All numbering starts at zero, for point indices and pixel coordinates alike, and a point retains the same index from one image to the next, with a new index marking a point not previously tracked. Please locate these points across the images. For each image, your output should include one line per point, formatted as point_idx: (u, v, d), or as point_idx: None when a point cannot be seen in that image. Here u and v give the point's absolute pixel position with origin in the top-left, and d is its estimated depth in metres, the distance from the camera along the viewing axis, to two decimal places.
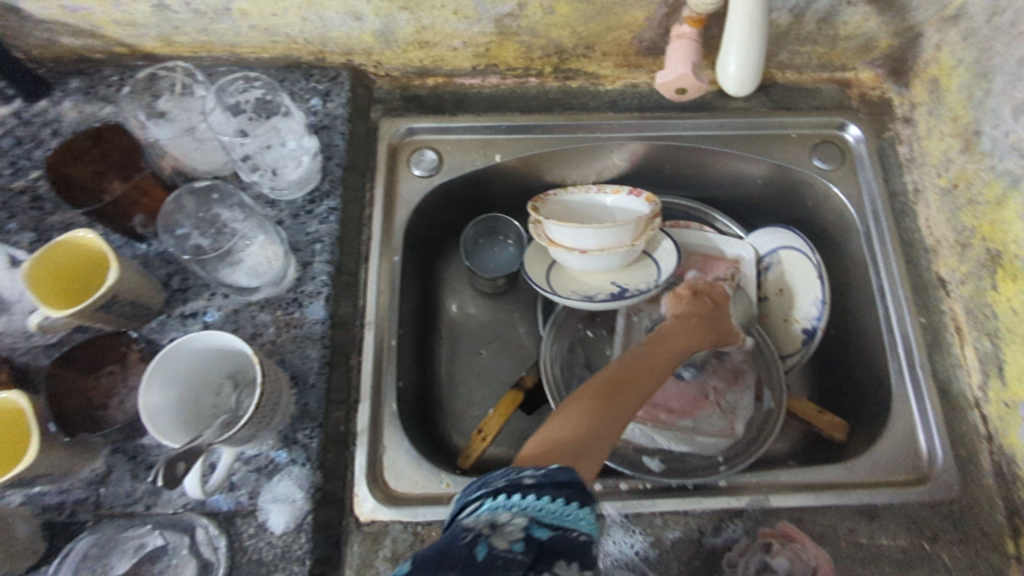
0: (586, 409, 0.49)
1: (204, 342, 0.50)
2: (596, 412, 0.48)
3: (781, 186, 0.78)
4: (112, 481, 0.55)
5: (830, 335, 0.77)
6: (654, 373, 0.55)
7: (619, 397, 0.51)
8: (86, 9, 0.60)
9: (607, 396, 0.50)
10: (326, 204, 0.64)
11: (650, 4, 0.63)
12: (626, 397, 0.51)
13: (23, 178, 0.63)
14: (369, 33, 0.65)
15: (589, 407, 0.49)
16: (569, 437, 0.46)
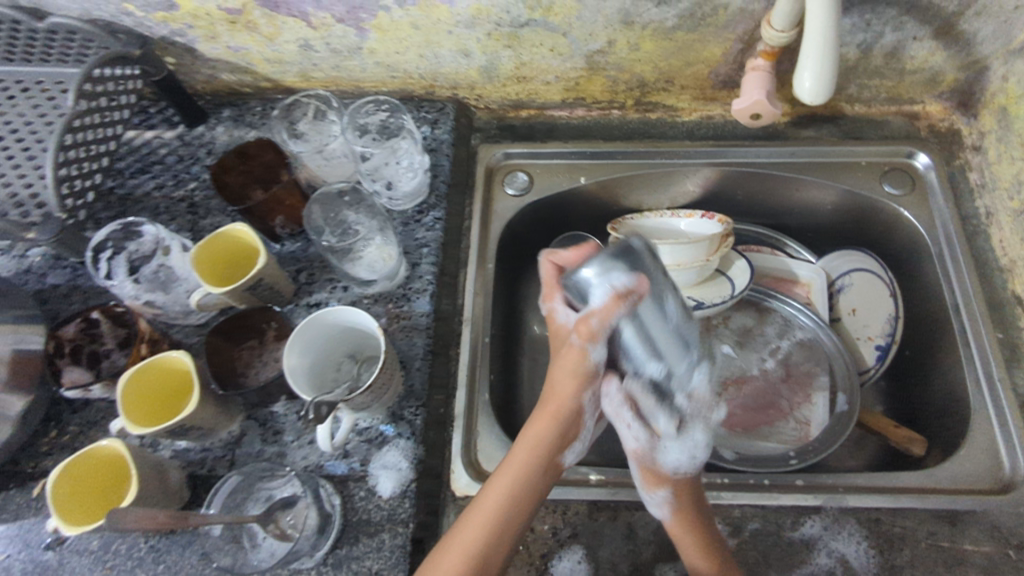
0: (495, 509, 0.54)
1: (334, 318, 0.58)
2: (498, 511, 0.54)
3: (850, 213, 0.82)
4: (245, 443, 0.63)
5: (904, 355, 0.79)
6: (526, 460, 0.56)
7: (500, 491, 0.55)
8: (246, 49, 0.72)
9: (512, 508, 0.54)
10: (433, 214, 0.73)
11: (727, 41, 0.70)
12: (516, 491, 0.55)
13: (184, 188, 0.75)
14: (475, 68, 0.75)
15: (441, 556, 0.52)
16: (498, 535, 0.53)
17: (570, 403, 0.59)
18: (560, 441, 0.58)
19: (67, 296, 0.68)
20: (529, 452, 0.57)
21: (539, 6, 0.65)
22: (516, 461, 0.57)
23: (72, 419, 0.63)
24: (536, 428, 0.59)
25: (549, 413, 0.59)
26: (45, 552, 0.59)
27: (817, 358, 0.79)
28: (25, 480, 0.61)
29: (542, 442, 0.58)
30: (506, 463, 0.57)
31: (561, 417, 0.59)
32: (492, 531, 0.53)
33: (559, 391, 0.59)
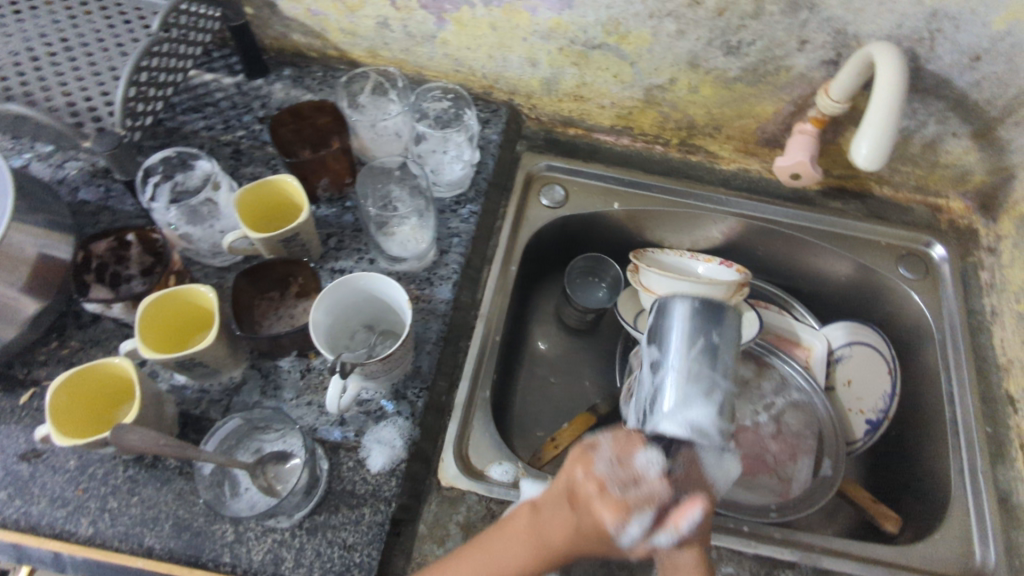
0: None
1: (363, 283, 0.58)
2: None
3: (862, 289, 0.85)
4: (243, 392, 0.62)
5: (891, 436, 0.81)
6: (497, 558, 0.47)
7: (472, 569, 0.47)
8: (324, 15, 0.74)
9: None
10: (469, 208, 0.74)
11: (781, 101, 0.74)
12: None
13: (231, 133, 0.75)
14: (538, 78, 0.78)
15: None
16: None
17: (584, 527, 0.44)
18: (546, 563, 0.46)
19: (94, 213, 0.67)
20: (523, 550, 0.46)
21: (615, 31, 0.69)
22: (495, 559, 0.47)
23: (75, 334, 0.62)
24: (547, 530, 0.46)
25: (565, 519, 0.45)
26: (18, 462, 0.57)
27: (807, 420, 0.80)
28: (14, 385, 0.60)
29: (543, 554, 0.46)
30: (486, 550, 0.48)
31: (572, 542, 0.45)
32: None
33: (590, 519, 0.44)
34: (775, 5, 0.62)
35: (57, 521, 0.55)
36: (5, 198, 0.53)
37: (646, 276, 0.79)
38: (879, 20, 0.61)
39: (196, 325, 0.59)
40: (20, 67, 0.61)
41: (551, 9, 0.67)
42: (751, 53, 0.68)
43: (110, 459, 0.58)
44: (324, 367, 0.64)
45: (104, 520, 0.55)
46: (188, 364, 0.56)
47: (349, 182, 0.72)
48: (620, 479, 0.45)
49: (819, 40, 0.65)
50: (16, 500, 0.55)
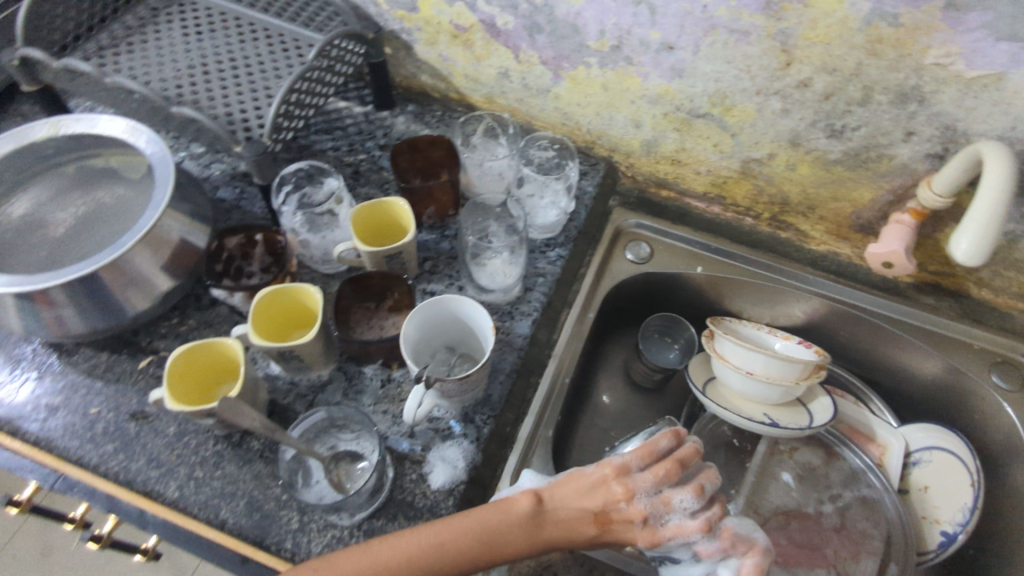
0: (448, 543, 0.50)
1: (452, 306, 0.63)
2: (462, 548, 0.50)
3: (950, 392, 0.81)
4: (327, 390, 0.66)
5: (968, 553, 0.76)
6: (537, 534, 0.52)
7: (429, 532, 0.51)
8: (453, 61, 0.82)
9: (479, 543, 0.51)
10: (557, 251, 0.78)
11: (880, 188, 0.74)
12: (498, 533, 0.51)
13: (353, 156, 0.82)
14: (639, 139, 0.82)
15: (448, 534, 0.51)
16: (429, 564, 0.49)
17: (600, 509, 0.53)
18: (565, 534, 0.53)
19: (228, 211, 0.75)
20: (515, 527, 0.52)
21: (721, 103, 0.72)
22: (508, 531, 0.52)
23: (193, 314, 0.70)
24: (571, 519, 0.53)
25: (577, 499, 0.54)
26: (128, 420, 0.63)
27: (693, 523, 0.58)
28: (136, 351, 0.67)
29: (559, 532, 0.53)
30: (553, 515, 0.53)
31: (593, 498, 0.54)
32: (426, 553, 0.50)
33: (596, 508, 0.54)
34: (884, 95, 0.64)
35: (149, 480, 0.60)
36: (166, 186, 0.62)
37: (720, 342, 0.80)
38: (991, 121, 0.62)
39: (301, 322, 0.65)
40: (193, 78, 0.71)
41: (662, 77, 0.72)
42: (855, 138, 0.69)
43: (203, 432, 0.63)
44: (403, 379, 0.68)
45: (189, 487, 0.60)
46: (287, 356, 0.61)
47: (451, 214, 0.78)
48: (655, 510, 0.53)
49: (926, 134, 0.66)
50: (120, 454, 0.61)
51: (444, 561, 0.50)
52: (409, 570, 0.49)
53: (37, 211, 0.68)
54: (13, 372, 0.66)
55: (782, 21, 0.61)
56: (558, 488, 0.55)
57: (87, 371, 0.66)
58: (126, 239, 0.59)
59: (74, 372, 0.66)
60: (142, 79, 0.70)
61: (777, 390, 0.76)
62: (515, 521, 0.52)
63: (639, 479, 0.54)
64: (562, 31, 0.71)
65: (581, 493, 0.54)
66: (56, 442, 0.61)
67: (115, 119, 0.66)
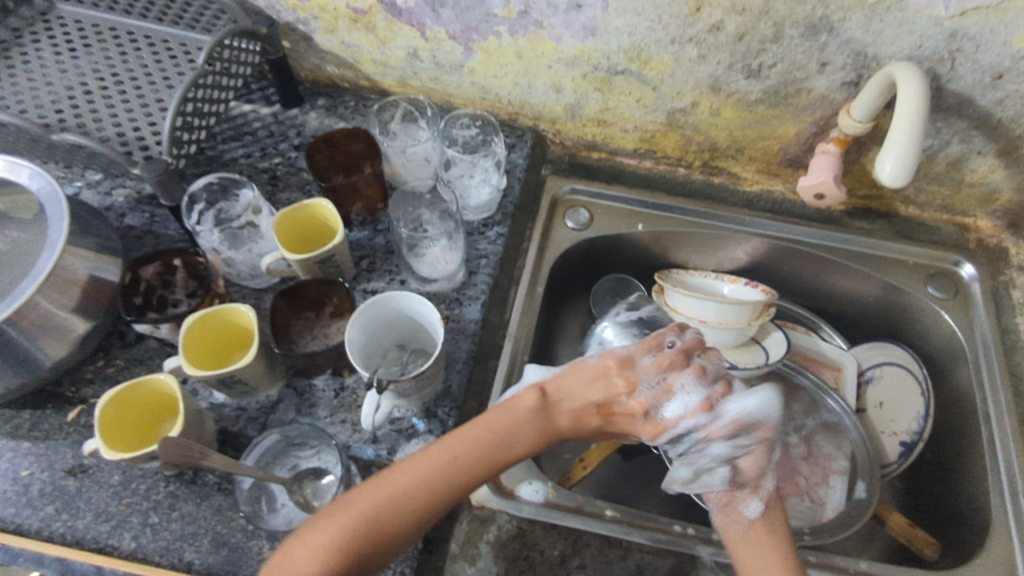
0: (457, 450, 0.53)
1: (395, 302, 0.60)
2: (467, 450, 0.53)
3: (893, 309, 0.84)
4: (278, 409, 0.63)
5: (927, 458, 0.79)
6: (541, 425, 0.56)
7: (439, 452, 0.52)
8: (357, 47, 0.78)
9: (494, 442, 0.54)
10: (496, 230, 0.76)
11: (803, 122, 0.75)
12: (510, 430, 0.55)
13: (268, 161, 0.78)
14: (562, 104, 0.80)
15: (463, 441, 0.53)
16: (444, 474, 0.51)
17: (606, 398, 0.58)
18: (573, 421, 0.58)
19: (140, 238, 0.70)
20: (523, 423, 0.56)
21: (638, 57, 0.71)
22: (517, 426, 0.55)
23: (120, 354, 0.65)
24: (575, 407, 0.58)
25: (582, 388, 0.59)
26: (65, 477, 0.59)
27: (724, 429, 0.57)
28: (62, 403, 0.62)
29: (562, 422, 0.57)
30: (558, 403, 0.58)
31: (598, 388, 0.58)
32: (440, 472, 0.51)
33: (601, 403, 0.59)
34: (795, 28, 0.64)
35: (100, 535, 0.56)
36: (62, 222, 0.57)
37: (670, 295, 0.80)
38: (898, 42, 0.63)
39: (239, 345, 0.62)
40: (75, 99, 0.65)
41: (575, 37, 0.70)
42: (772, 76, 0.69)
43: (152, 475, 0.59)
44: (357, 385, 0.65)
45: (145, 535, 0.56)
46: (228, 381, 0.58)
47: (381, 207, 0.75)
48: (657, 401, 0.58)
49: (839, 62, 0.66)
50: (63, 515, 0.57)
51: (469, 468, 0.52)
52: (420, 488, 0.50)
53: None
54: None
55: None
56: (563, 379, 0.59)
57: (11, 432, 0.61)
58: (25, 286, 0.54)
59: None
60: (16, 108, 0.64)
61: (730, 334, 0.78)
62: (523, 415, 0.56)
63: (643, 368, 0.59)
64: (466, 1, 0.68)
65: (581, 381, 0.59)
66: None
67: None
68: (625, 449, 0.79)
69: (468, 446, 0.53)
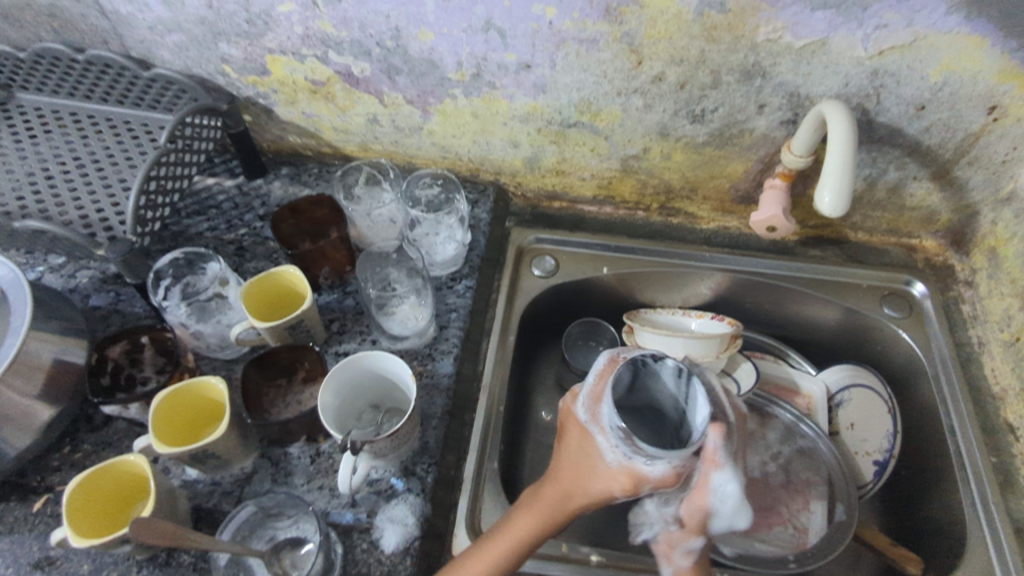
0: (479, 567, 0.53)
1: (367, 362, 0.61)
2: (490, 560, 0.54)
3: (855, 332, 0.86)
4: (254, 481, 0.62)
5: (902, 474, 0.80)
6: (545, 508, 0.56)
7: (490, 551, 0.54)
8: (318, 116, 0.80)
9: (511, 548, 0.54)
10: (464, 283, 0.77)
11: (749, 160, 0.79)
12: (524, 527, 0.55)
13: (234, 232, 0.79)
14: (520, 158, 0.83)
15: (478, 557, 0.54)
16: None
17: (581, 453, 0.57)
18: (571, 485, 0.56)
19: (105, 318, 0.70)
20: (525, 510, 0.56)
21: (588, 110, 0.74)
22: (520, 516, 0.56)
23: (87, 437, 0.64)
24: (563, 473, 0.57)
25: (569, 450, 0.58)
26: (31, 571, 0.56)
27: (703, 485, 0.58)
28: (27, 493, 0.60)
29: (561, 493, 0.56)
30: (555, 474, 0.58)
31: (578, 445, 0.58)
32: None
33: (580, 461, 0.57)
34: (731, 75, 0.68)
35: None
36: (24, 307, 0.57)
37: (640, 335, 0.81)
38: (827, 81, 0.67)
39: (210, 417, 0.61)
40: (36, 185, 0.66)
41: (527, 95, 0.74)
42: (715, 119, 0.73)
43: (123, 560, 0.57)
44: (333, 449, 0.65)
45: None
46: (200, 456, 0.57)
47: (349, 270, 0.76)
48: (586, 465, 0.56)
49: (775, 104, 0.70)
50: None
51: None
52: None
53: None
54: None
55: (624, 24, 0.64)
56: (557, 449, 0.60)
57: None
58: None
59: None
60: None
61: (700, 368, 0.79)
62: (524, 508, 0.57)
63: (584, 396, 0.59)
64: (420, 68, 0.72)
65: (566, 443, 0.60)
66: None
67: None
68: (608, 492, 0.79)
69: (484, 556, 0.54)
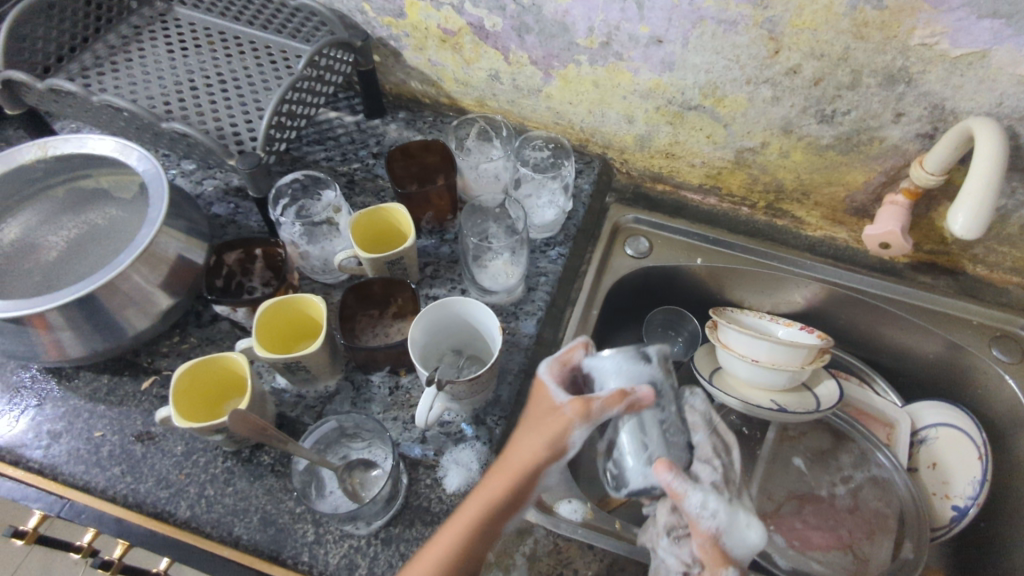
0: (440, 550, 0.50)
1: (458, 308, 0.62)
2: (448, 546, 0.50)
3: (954, 370, 0.81)
4: (335, 400, 0.66)
5: (979, 526, 0.76)
6: (498, 486, 0.52)
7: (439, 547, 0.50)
8: (442, 66, 0.82)
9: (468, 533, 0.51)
10: (557, 250, 0.78)
11: (873, 171, 0.75)
12: (480, 511, 0.51)
13: (347, 166, 0.82)
14: (632, 134, 0.82)
15: (438, 543, 0.51)
16: None
17: (549, 430, 0.52)
18: (528, 463, 0.52)
19: (223, 227, 0.75)
20: (482, 490, 0.52)
21: (712, 95, 0.73)
22: (479, 494, 0.52)
23: (195, 331, 0.69)
24: (522, 441, 0.53)
25: (528, 427, 0.54)
26: (133, 442, 0.62)
27: (692, 521, 0.52)
28: (137, 372, 0.66)
29: (514, 468, 0.52)
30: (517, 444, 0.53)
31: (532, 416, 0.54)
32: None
33: (535, 431, 0.53)
34: (872, 77, 0.65)
35: (159, 501, 0.59)
36: (161, 203, 0.61)
37: (724, 331, 0.79)
38: (978, 97, 0.63)
39: (306, 333, 0.65)
40: (183, 93, 0.70)
41: (652, 71, 0.72)
42: (846, 122, 0.70)
43: (212, 449, 0.62)
44: (411, 385, 0.67)
45: (200, 506, 0.59)
46: (293, 367, 0.60)
47: (450, 218, 0.78)
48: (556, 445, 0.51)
49: (915, 114, 0.66)
50: (127, 477, 0.60)
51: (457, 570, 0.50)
52: None
53: (28, 236, 0.67)
54: (11, 400, 0.64)
55: (769, 10, 0.62)
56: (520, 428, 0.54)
57: (89, 395, 0.65)
58: (122, 258, 0.58)
59: (75, 398, 0.64)
60: (129, 96, 0.70)
61: (783, 376, 0.76)
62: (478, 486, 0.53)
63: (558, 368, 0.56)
64: (551, 30, 0.72)
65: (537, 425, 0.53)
66: (61, 468, 0.60)
67: (105, 138, 0.65)
68: None
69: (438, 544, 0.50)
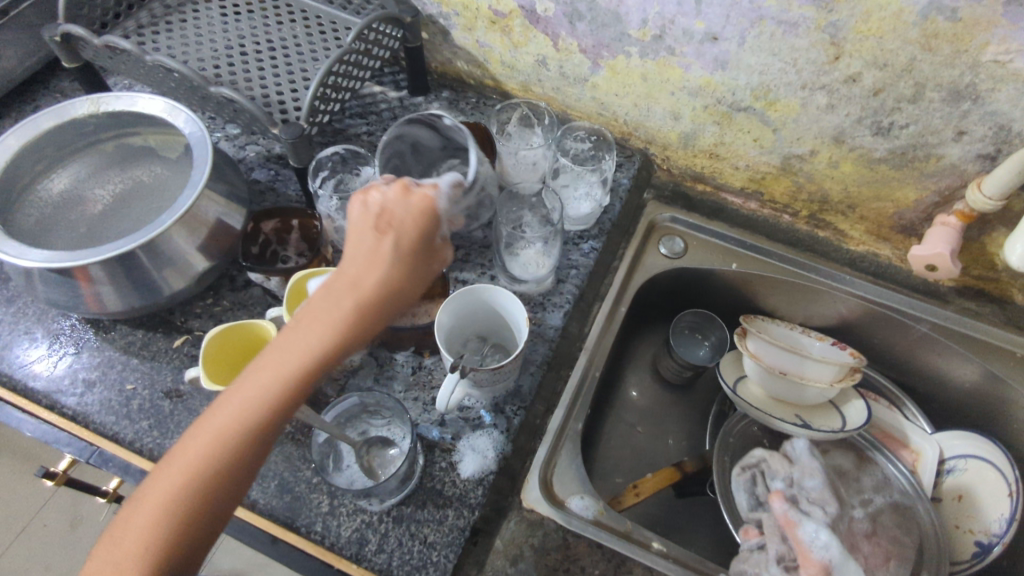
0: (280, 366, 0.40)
1: (486, 296, 0.62)
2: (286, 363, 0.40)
3: (990, 403, 0.79)
4: (358, 375, 0.67)
5: (1002, 565, 0.73)
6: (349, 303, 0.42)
7: (273, 362, 0.40)
8: (489, 48, 0.81)
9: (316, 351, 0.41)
10: (590, 243, 0.77)
11: (926, 189, 0.72)
12: (324, 330, 0.41)
13: None
14: (677, 131, 0.80)
15: (278, 360, 0.40)
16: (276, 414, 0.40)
17: (423, 269, 0.45)
18: (391, 293, 0.43)
19: (263, 194, 0.76)
20: (324, 306, 0.41)
21: (764, 97, 0.70)
22: (320, 308, 0.41)
23: (228, 295, 0.70)
24: (377, 261, 0.43)
25: (383, 249, 0.43)
26: (162, 397, 0.64)
27: (803, 549, 0.59)
28: (171, 330, 0.68)
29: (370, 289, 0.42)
30: (363, 257, 0.43)
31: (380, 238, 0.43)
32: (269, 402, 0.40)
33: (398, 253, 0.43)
34: (936, 92, 0.62)
35: None
36: (204, 167, 0.62)
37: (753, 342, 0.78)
38: None
39: None
40: (232, 58, 0.71)
41: (704, 68, 0.70)
42: (903, 136, 0.67)
43: None
44: (434, 367, 0.67)
45: None
46: None
47: None
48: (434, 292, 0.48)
49: (978, 133, 0.63)
50: (154, 431, 0.62)
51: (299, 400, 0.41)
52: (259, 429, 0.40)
53: (76, 187, 0.69)
54: (51, 346, 0.67)
55: (833, 13, 0.59)
56: (360, 242, 0.43)
57: (123, 347, 0.67)
58: (164, 218, 0.59)
59: (110, 349, 0.67)
60: (180, 57, 0.70)
61: (811, 392, 0.75)
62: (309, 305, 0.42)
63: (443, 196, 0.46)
64: (603, 19, 0.70)
65: (408, 263, 0.44)
66: (92, 416, 0.62)
67: (155, 98, 0.66)
68: (680, 487, 0.79)
69: (275, 359, 0.40)
